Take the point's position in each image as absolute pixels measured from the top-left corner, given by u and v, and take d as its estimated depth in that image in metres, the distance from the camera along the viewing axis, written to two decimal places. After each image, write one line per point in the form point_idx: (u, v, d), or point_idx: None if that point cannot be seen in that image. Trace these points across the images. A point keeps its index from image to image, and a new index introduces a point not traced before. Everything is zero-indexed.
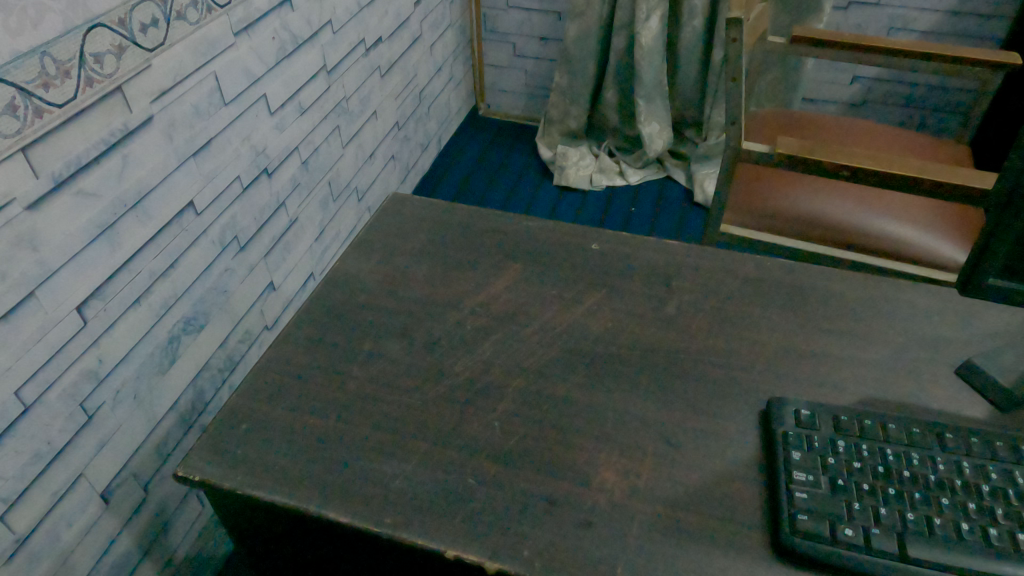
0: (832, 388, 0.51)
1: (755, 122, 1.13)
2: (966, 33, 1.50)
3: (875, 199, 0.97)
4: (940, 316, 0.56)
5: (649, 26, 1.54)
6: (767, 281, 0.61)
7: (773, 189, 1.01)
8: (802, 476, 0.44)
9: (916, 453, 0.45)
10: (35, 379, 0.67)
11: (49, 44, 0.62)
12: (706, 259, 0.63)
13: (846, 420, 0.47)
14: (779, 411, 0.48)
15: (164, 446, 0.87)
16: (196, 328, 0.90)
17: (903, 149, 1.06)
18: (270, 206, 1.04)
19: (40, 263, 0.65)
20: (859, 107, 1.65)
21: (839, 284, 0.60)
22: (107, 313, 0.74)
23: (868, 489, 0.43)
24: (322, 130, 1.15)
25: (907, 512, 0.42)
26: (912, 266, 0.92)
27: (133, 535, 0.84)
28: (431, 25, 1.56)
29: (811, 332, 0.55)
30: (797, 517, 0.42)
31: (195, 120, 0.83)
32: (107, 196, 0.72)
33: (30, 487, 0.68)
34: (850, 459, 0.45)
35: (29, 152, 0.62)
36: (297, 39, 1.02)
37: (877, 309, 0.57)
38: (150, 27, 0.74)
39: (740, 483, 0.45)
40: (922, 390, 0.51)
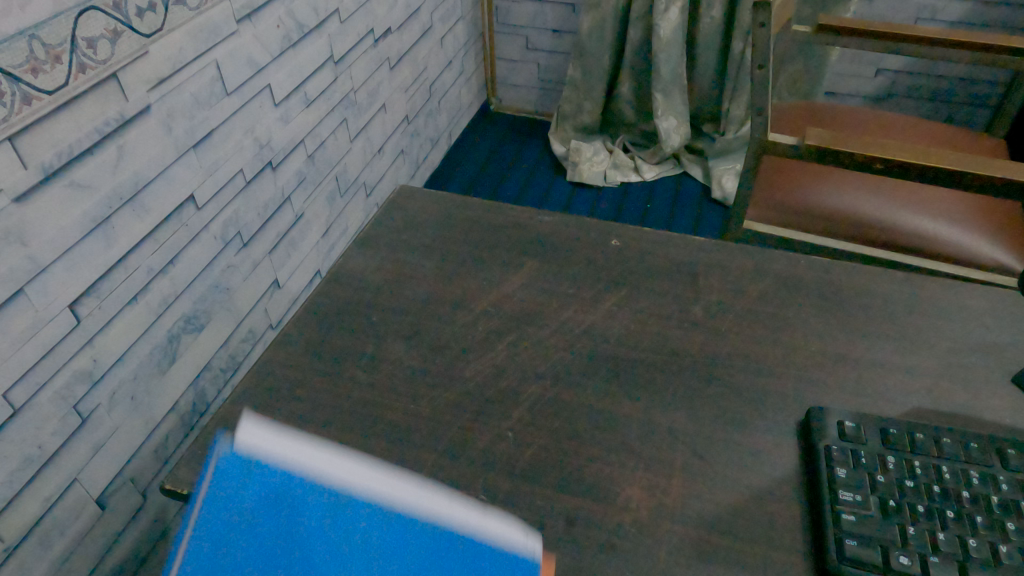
0: (878, 398, 0.47)
1: (778, 115, 1.08)
2: (997, 23, 1.44)
3: (909, 194, 0.92)
4: (994, 319, 0.52)
5: (668, 17, 1.50)
6: (801, 280, 0.56)
7: (798, 184, 0.96)
8: (848, 496, 0.40)
9: (975, 471, 0.41)
10: (24, 381, 0.63)
11: (37, 26, 0.59)
12: (735, 256, 0.59)
13: (894, 432, 0.43)
14: (821, 423, 0.44)
15: (163, 449, 0.84)
16: (196, 327, 0.87)
17: (936, 142, 1.01)
18: (275, 201, 1.00)
19: (29, 258, 0.62)
20: (883, 101, 1.60)
21: (879, 283, 0.56)
22: (101, 312, 0.71)
23: (923, 512, 0.39)
24: (328, 123, 1.11)
25: (968, 538, 0.38)
26: (949, 266, 0.87)
27: (130, 543, 0.81)
28: (442, 17, 1.52)
29: (850, 335, 0.51)
30: (845, 542, 0.38)
31: (196, 110, 0.80)
32: (102, 189, 0.69)
33: (19, 493, 0.64)
34: (901, 478, 0.40)
35: (17, 141, 0.59)
36: (303, 28, 0.98)
37: (922, 310, 0.53)
38: (147, 11, 0.70)
39: (779, 503, 0.41)
40: (978, 400, 0.46)
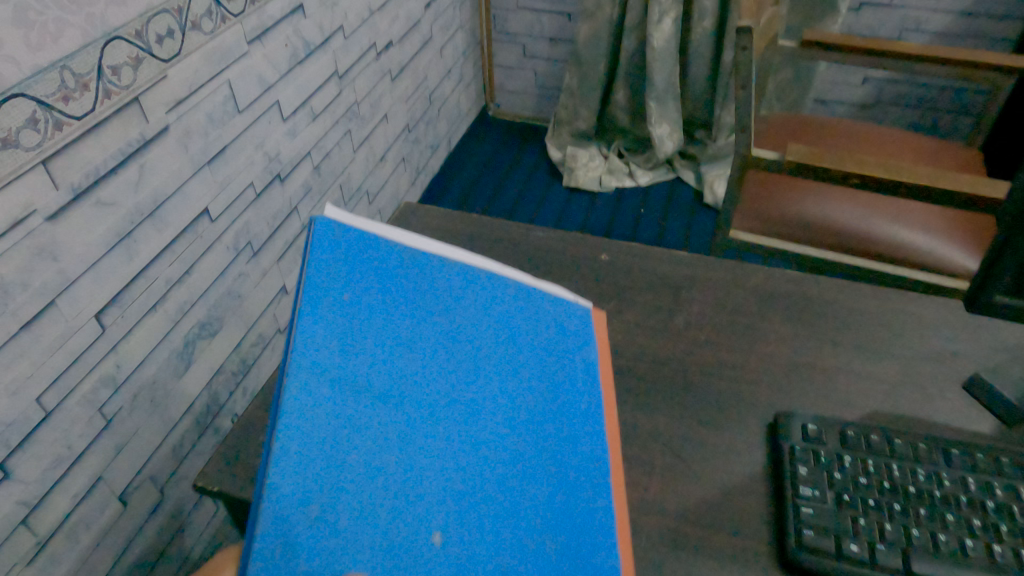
0: (840, 403, 0.52)
1: (764, 127, 1.13)
2: (979, 34, 1.49)
3: (887, 207, 0.98)
4: (950, 328, 0.57)
5: (661, 28, 1.54)
6: (774, 292, 0.61)
7: (782, 196, 1.02)
8: (808, 491, 0.45)
9: (922, 468, 0.46)
10: (55, 387, 0.68)
11: (68, 57, 0.63)
12: (715, 270, 0.64)
13: (851, 435, 0.48)
14: (786, 426, 0.49)
15: (179, 448, 0.89)
16: (210, 332, 0.92)
17: (913, 154, 1.06)
18: (283, 211, 1.05)
19: (59, 273, 0.66)
20: (870, 108, 1.64)
21: (845, 296, 0.60)
22: (124, 320, 0.76)
23: (874, 504, 0.44)
24: (333, 135, 1.16)
25: (911, 527, 0.43)
26: (922, 273, 0.93)
27: (149, 537, 0.86)
28: (441, 27, 1.56)
29: (816, 345, 0.56)
30: (803, 532, 0.42)
31: (210, 128, 0.84)
32: (125, 206, 0.73)
33: (51, 490, 0.69)
34: (856, 475, 0.45)
35: (49, 164, 0.63)
36: (309, 46, 1.03)
37: (884, 321, 0.58)
38: (166, 38, 0.74)
39: (747, 497, 0.46)
40: (930, 404, 0.51)
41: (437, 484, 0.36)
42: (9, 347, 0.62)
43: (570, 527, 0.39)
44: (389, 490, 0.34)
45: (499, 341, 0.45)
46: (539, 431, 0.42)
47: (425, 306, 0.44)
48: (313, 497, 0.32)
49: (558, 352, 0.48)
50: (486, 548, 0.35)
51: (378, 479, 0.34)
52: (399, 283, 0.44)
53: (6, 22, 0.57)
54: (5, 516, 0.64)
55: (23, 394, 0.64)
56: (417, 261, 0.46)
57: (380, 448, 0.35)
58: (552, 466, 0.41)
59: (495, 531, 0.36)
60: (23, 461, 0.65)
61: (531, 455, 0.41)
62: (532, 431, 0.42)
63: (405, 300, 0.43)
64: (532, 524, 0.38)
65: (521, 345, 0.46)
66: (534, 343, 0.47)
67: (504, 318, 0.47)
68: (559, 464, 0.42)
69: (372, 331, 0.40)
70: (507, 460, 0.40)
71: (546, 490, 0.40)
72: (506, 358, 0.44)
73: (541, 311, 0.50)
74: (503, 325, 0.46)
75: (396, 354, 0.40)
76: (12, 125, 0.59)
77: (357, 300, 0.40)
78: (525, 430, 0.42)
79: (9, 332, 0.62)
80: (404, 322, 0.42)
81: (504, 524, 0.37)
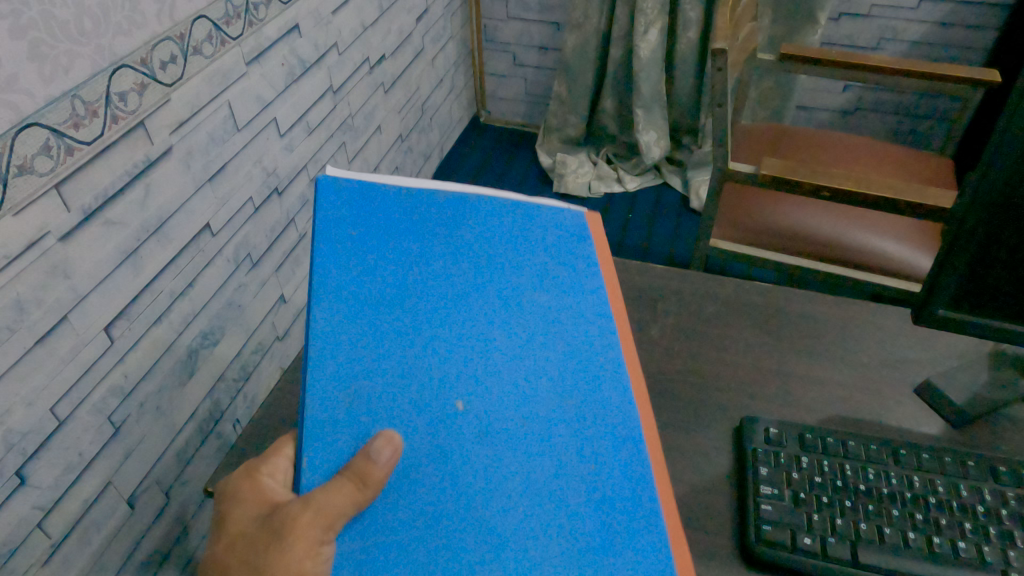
0: (800, 408, 0.56)
1: (743, 139, 1.20)
2: (955, 44, 1.54)
3: (859, 217, 1.04)
4: (905, 336, 0.61)
5: (648, 39, 1.58)
6: (743, 303, 0.65)
7: (761, 205, 1.08)
8: (767, 490, 0.49)
9: (871, 468, 0.50)
10: (67, 397, 0.72)
11: (79, 86, 0.67)
12: (689, 282, 0.68)
13: (809, 437, 0.52)
14: (750, 428, 0.53)
15: (184, 453, 0.93)
16: (212, 341, 0.96)
17: (884, 165, 1.12)
18: (280, 223, 1.09)
19: (71, 289, 0.70)
20: (851, 114, 1.69)
21: (811, 306, 0.65)
22: (131, 332, 0.80)
23: (826, 501, 0.48)
24: (328, 148, 1.20)
25: (860, 522, 0.47)
26: (891, 279, 0.99)
27: (156, 538, 0.90)
28: (433, 39, 1.60)
29: (782, 353, 0.60)
30: (762, 527, 0.47)
31: (211, 147, 0.88)
32: (131, 224, 0.77)
33: (64, 495, 0.73)
34: (812, 474, 0.50)
35: (62, 188, 0.67)
36: (304, 64, 1.07)
37: (844, 330, 0.62)
38: (169, 63, 0.78)
39: (713, 495, 0.50)
40: (883, 408, 0.56)
41: (450, 374, 0.45)
42: (25, 361, 0.66)
43: (591, 389, 0.46)
44: (410, 384, 0.44)
45: (508, 258, 0.53)
46: (550, 321, 0.49)
47: (438, 241, 0.53)
48: (344, 396, 0.43)
49: (572, 256, 0.54)
50: (498, 404, 0.44)
51: (399, 377, 0.44)
52: (412, 227, 0.53)
53: (22, 57, 0.61)
54: (22, 520, 0.68)
55: (38, 405, 0.68)
56: (426, 209, 0.55)
57: (400, 355, 0.45)
58: (566, 345, 0.48)
59: (511, 401, 0.44)
60: (38, 467, 0.69)
61: (544, 339, 0.48)
62: (545, 321, 0.49)
63: (418, 240, 0.52)
64: (549, 392, 0.45)
65: (530, 257, 0.53)
66: (544, 254, 0.54)
67: (511, 239, 0.54)
68: (575, 342, 0.48)
69: (389, 268, 0.50)
70: (521, 347, 0.47)
71: (563, 364, 0.47)
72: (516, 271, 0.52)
73: (552, 227, 0.56)
74: (512, 245, 0.54)
75: (412, 284, 0.50)
76: (28, 152, 0.63)
77: (372, 248, 0.51)
78: (535, 323, 0.49)
79: (25, 348, 0.66)
80: (419, 259, 0.51)
81: (519, 394, 0.45)
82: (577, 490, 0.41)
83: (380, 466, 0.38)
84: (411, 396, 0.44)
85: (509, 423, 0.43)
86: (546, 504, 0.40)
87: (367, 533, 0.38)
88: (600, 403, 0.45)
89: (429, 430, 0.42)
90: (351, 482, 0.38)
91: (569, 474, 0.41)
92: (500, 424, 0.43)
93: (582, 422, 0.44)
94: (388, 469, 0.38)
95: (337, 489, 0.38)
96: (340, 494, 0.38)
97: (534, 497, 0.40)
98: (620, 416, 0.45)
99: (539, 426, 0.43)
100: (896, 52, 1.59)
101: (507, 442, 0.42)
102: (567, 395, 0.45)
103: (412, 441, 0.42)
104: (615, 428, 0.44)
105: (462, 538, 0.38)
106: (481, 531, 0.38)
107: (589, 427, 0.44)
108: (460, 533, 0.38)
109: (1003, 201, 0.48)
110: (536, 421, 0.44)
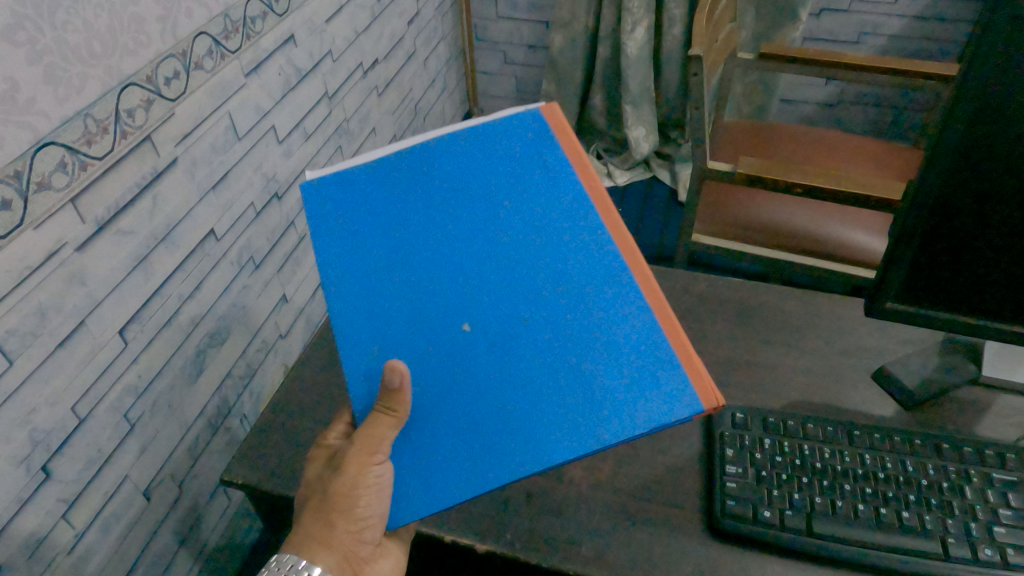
0: (767, 394, 0.62)
1: (725, 139, 1.28)
2: (931, 37, 1.62)
3: (831, 211, 1.14)
4: (864, 326, 0.67)
5: (634, 37, 1.62)
6: (717, 298, 0.71)
7: (739, 202, 1.18)
8: (733, 469, 0.54)
9: (828, 447, 0.55)
10: (87, 397, 0.76)
11: (91, 105, 0.71)
12: (667, 279, 0.74)
13: (772, 420, 0.58)
14: (719, 414, 0.59)
15: (195, 448, 0.98)
16: (219, 341, 1.00)
17: (856, 159, 1.21)
18: (281, 226, 1.13)
19: (88, 296, 0.75)
20: (834, 107, 1.73)
21: (778, 301, 0.71)
22: (143, 334, 0.84)
23: (785, 478, 0.53)
24: (325, 152, 1.24)
25: (815, 495, 0.52)
26: (858, 267, 1.08)
27: (172, 528, 0.95)
28: (425, 41, 1.64)
29: (750, 344, 0.66)
30: (727, 502, 0.52)
31: (214, 156, 0.93)
32: (141, 233, 0.81)
33: (85, 488, 0.78)
34: (774, 452, 0.55)
35: (76, 202, 0.71)
36: (300, 72, 1.11)
37: (807, 321, 0.68)
38: (173, 79, 0.82)
39: (684, 476, 0.56)
40: (842, 393, 0.61)
41: (457, 305, 0.52)
42: (48, 364, 0.71)
43: (583, 273, 0.51)
44: (423, 326, 0.51)
45: (485, 167, 0.55)
46: (536, 221, 0.53)
47: (416, 182, 0.55)
48: (371, 358, 0.51)
49: (539, 145, 0.55)
50: (497, 324, 0.51)
51: (414, 323, 0.52)
52: (388, 178, 0.56)
53: (38, 80, 0.65)
54: (48, 511, 0.73)
55: (60, 405, 0.73)
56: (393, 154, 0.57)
57: (409, 303, 0.52)
58: (553, 238, 0.53)
59: (515, 311, 0.51)
60: (62, 463, 0.74)
61: (535, 244, 0.53)
62: (530, 223, 0.53)
63: (396, 188, 0.55)
64: (546, 290, 0.51)
65: (502, 160, 0.55)
66: (513, 151, 0.55)
67: (479, 153, 0.55)
68: (562, 233, 0.53)
69: (377, 227, 0.54)
70: (512, 256, 0.52)
71: (555, 259, 0.52)
72: (494, 180, 0.55)
73: (514, 123, 0.56)
74: (481, 152, 0.55)
75: (403, 232, 0.54)
76: (46, 170, 0.67)
77: (359, 217, 0.54)
78: (521, 234, 0.53)
79: (47, 351, 0.70)
80: (406, 204, 0.55)
81: (521, 302, 0.51)
82: (591, 360, 0.49)
83: (398, 394, 0.48)
84: (427, 335, 0.51)
85: (511, 339, 0.50)
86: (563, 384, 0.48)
87: (427, 460, 0.49)
88: (595, 282, 0.51)
89: (451, 359, 0.50)
90: (383, 413, 0.49)
91: (583, 351, 0.49)
92: (510, 333, 0.50)
93: (582, 306, 0.50)
94: (403, 392, 0.48)
95: (376, 425, 0.49)
96: (383, 430, 0.49)
97: (557, 381, 0.49)
98: (615, 288, 0.51)
99: (545, 324, 0.50)
100: (876, 46, 1.68)
101: (511, 354, 0.50)
102: (563, 284, 0.51)
103: (438, 373, 0.50)
104: (615, 299, 0.50)
105: (506, 433, 0.48)
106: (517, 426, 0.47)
107: (587, 307, 0.50)
108: (504, 431, 0.48)
109: (944, 203, 0.54)
110: (541, 322, 0.50)
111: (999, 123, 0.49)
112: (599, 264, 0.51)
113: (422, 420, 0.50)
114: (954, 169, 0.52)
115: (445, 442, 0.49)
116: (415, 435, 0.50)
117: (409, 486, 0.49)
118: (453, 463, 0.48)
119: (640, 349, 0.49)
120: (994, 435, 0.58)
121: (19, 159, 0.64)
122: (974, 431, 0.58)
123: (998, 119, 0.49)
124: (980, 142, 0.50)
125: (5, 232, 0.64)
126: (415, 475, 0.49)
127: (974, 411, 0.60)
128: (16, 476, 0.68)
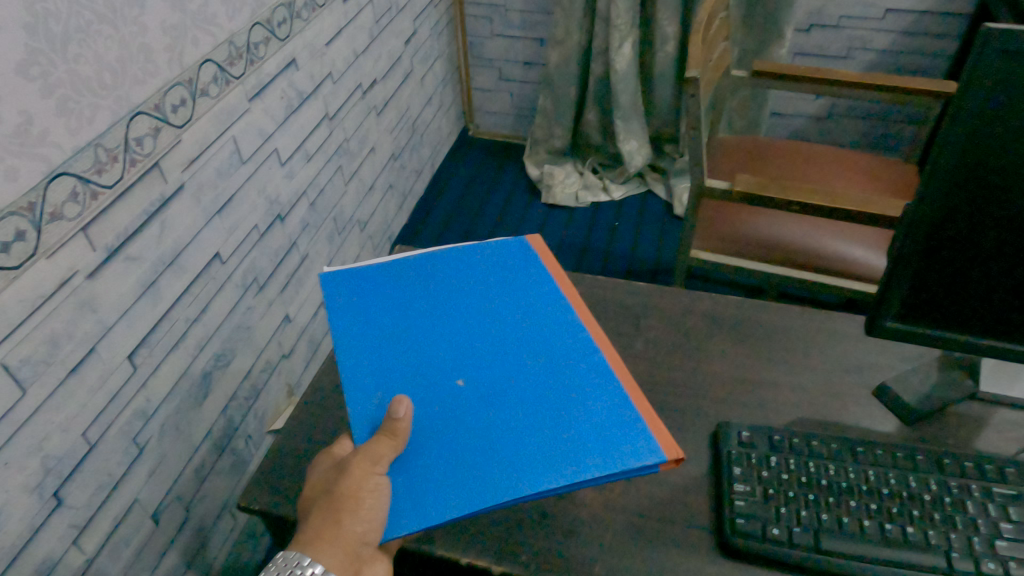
0: (772, 411, 0.64)
1: (722, 154, 1.31)
2: (920, 50, 1.66)
3: (829, 227, 1.16)
4: (863, 342, 0.69)
5: (623, 53, 1.65)
6: (718, 316, 0.73)
7: (737, 218, 1.20)
8: (741, 487, 0.56)
9: (833, 464, 0.57)
10: (97, 422, 0.77)
11: (100, 135, 0.72)
12: (669, 298, 0.76)
13: (778, 438, 0.59)
14: (725, 432, 0.60)
15: (201, 470, 0.98)
16: (224, 363, 1.01)
17: (852, 174, 1.23)
18: (284, 247, 1.15)
19: (98, 322, 0.75)
20: (825, 120, 1.76)
21: (779, 317, 0.73)
22: (151, 358, 0.85)
23: (792, 495, 0.55)
24: (326, 172, 1.26)
25: (822, 513, 0.54)
26: (851, 280, 1.11)
27: (179, 550, 0.95)
28: (421, 60, 1.67)
29: (753, 362, 0.68)
30: (737, 521, 0.54)
31: (219, 180, 0.94)
32: (148, 259, 0.82)
33: (95, 514, 0.78)
34: (780, 471, 0.57)
35: (88, 230, 0.73)
36: (302, 95, 1.13)
37: (807, 337, 0.70)
38: (180, 106, 0.83)
39: (695, 494, 0.58)
40: (844, 409, 0.63)
41: (452, 367, 0.58)
42: (60, 392, 0.71)
43: (560, 349, 0.59)
44: (420, 381, 0.57)
45: (480, 263, 0.67)
46: (523, 312, 0.62)
47: (421, 277, 0.65)
48: (374, 400, 0.55)
49: (525, 258, 0.68)
50: (487, 383, 0.57)
51: (411, 375, 0.57)
52: (400, 275, 0.65)
53: (51, 113, 0.66)
54: (60, 536, 0.73)
55: (71, 432, 0.73)
56: (397, 260, 0.66)
57: (409, 361, 0.58)
58: (538, 320, 0.61)
59: (504, 374, 0.57)
60: (74, 488, 0.74)
61: (521, 325, 0.61)
62: (518, 312, 0.62)
63: (407, 282, 0.64)
64: (532, 361, 0.58)
65: (499, 274, 0.66)
66: (504, 263, 0.67)
67: (476, 277, 0.65)
68: (544, 321, 0.61)
69: (384, 310, 0.62)
70: (507, 337, 0.60)
71: (540, 338, 0.60)
72: (488, 276, 0.65)
73: (507, 250, 0.68)
74: (477, 256, 0.67)
75: (407, 318, 0.61)
76: (58, 201, 0.68)
77: (372, 301, 0.62)
78: (509, 328, 0.61)
79: (58, 380, 0.71)
80: (408, 282, 0.64)
81: (509, 367, 0.58)
82: (571, 415, 0.54)
83: (401, 424, 0.52)
84: (426, 387, 0.56)
85: (497, 395, 0.56)
86: (548, 427, 0.53)
87: (417, 487, 0.51)
88: (574, 361, 0.58)
89: (447, 410, 0.55)
90: (387, 437, 0.52)
91: (564, 408, 0.55)
92: (497, 390, 0.56)
93: (564, 377, 0.57)
94: (409, 420, 0.52)
95: (381, 448, 0.51)
96: (385, 450, 0.52)
97: (541, 426, 0.53)
98: (591, 362, 0.58)
99: (531, 387, 0.56)
100: (865, 61, 1.72)
101: (498, 406, 0.55)
102: (547, 357, 0.59)
103: (431, 418, 0.54)
104: (591, 374, 0.57)
105: (490, 466, 0.51)
106: (505, 459, 0.51)
107: (567, 378, 0.57)
108: (491, 466, 0.51)
109: (938, 237, 0.56)
110: (525, 382, 0.57)
111: (994, 143, 0.51)
112: (576, 341, 0.60)
113: (417, 456, 0.52)
114: (951, 190, 0.54)
115: (436, 472, 0.51)
116: (410, 458, 0.53)
117: (396, 504, 0.50)
118: (441, 484, 0.50)
119: (615, 413, 0.54)
120: (993, 449, 0.60)
121: (32, 191, 0.65)
122: (974, 445, 0.60)
123: (996, 136, 0.51)
124: (974, 173, 0.53)
125: (20, 262, 0.65)
126: (403, 496, 0.50)
127: (972, 424, 0.62)
128: (30, 503, 0.68)
